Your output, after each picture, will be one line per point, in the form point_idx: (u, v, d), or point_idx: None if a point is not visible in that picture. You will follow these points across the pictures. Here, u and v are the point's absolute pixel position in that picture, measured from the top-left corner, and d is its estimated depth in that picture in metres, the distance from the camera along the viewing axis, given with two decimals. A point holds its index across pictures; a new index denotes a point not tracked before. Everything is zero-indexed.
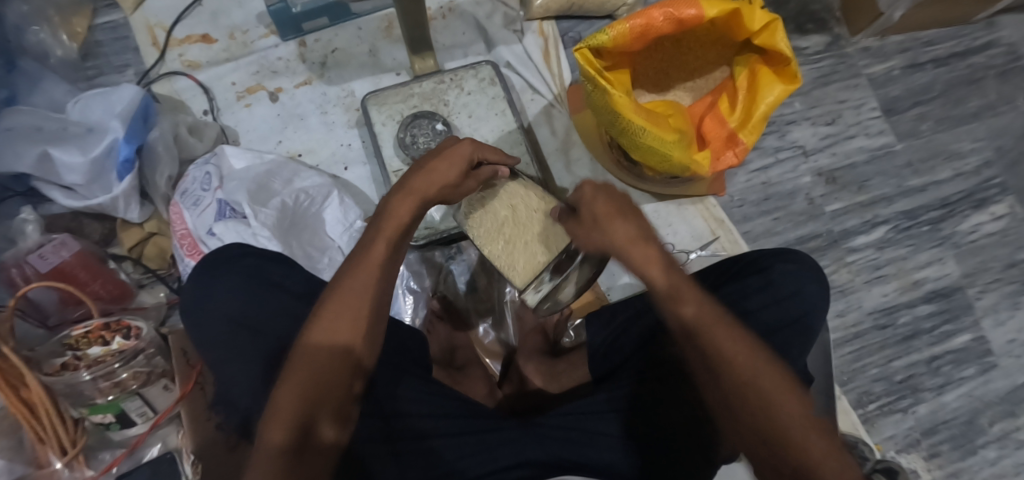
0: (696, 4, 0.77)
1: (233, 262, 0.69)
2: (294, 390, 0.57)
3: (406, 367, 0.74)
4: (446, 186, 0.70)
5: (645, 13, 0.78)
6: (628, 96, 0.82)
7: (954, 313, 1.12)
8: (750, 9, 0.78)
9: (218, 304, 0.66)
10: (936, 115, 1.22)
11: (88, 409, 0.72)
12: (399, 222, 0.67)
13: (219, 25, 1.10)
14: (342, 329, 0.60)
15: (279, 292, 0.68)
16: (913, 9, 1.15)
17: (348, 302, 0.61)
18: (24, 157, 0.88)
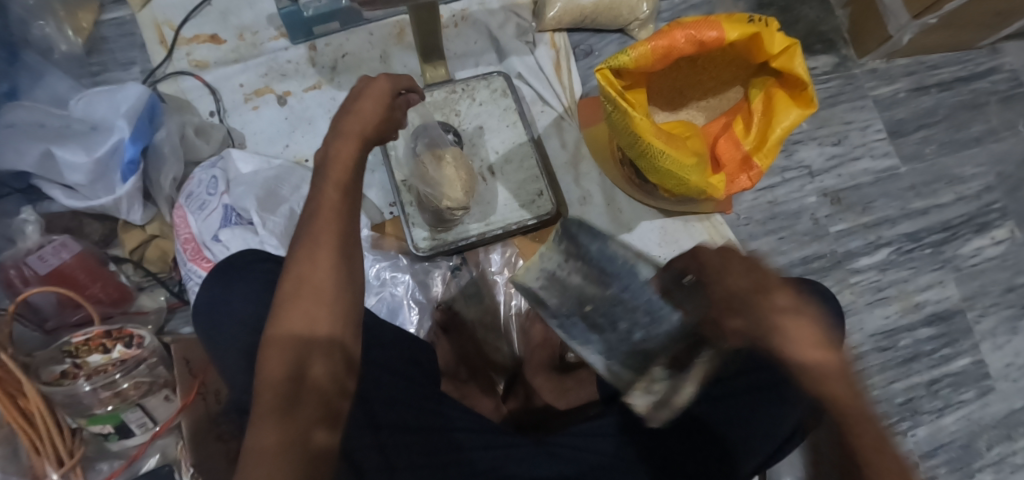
0: (718, 26, 0.79)
1: (246, 266, 0.68)
2: (276, 375, 0.53)
3: (418, 379, 0.72)
4: (376, 118, 0.66)
5: (668, 34, 0.79)
6: (648, 116, 0.83)
7: (954, 336, 1.12)
8: (770, 33, 0.80)
9: (234, 308, 0.65)
10: (940, 139, 1.22)
11: (87, 419, 0.71)
12: (347, 161, 0.62)
13: (228, 24, 1.09)
14: (311, 298, 0.56)
15: None
16: (922, 33, 1.15)
17: (315, 263, 0.57)
18: (26, 154, 0.86)
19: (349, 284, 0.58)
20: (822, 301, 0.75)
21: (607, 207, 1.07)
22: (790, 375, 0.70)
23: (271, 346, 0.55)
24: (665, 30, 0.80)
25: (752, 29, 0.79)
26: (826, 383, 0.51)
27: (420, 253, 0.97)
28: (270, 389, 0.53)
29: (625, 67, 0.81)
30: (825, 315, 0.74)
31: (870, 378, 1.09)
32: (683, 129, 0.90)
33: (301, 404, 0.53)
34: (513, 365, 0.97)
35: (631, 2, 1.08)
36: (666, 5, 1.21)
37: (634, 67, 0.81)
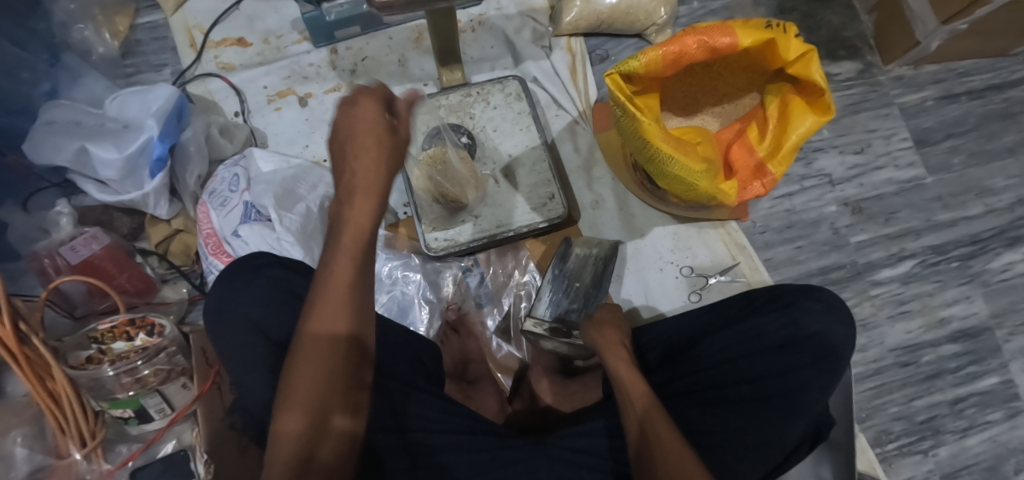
0: (730, 32, 0.78)
1: (260, 270, 0.71)
2: (306, 382, 0.57)
3: (420, 382, 0.73)
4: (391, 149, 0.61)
5: (679, 40, 0.78)
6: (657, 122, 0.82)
7: (981, 354, 1.09)
8: (786, 39, 0.78)
9: (245, 310, 0.68)
10: (969, 149, 1.19)
11: (108, 403, 0.73)
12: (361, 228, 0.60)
13: (255, 29, 1.13)
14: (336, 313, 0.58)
15: (299, 303, 0.69)
16: (951, 39, 1.12)
17: (342, 295, 0.59)
18: (63, 150, 0.91)
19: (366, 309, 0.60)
20: (825, 311, 0.76)
21: (620, 212, 1.07)
22: (793, 386, 0.71)
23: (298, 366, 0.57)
24: (676, 36, 0.79)
25: (766, 36, 0.78)
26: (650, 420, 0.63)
27: (432, 253, 0.96)
28: (296, 399, 0.56)
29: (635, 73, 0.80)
30: (829, 329, 0.74)
31: (891, 394, 1.06)
32: (694, 135, 0.89)
33: (330, 412, 0.57)
34: (520, 367, 0.98)
35: (649, 8, 1.09)
36: (684, 10, 1.21)
37: (644, 72, 0.81)
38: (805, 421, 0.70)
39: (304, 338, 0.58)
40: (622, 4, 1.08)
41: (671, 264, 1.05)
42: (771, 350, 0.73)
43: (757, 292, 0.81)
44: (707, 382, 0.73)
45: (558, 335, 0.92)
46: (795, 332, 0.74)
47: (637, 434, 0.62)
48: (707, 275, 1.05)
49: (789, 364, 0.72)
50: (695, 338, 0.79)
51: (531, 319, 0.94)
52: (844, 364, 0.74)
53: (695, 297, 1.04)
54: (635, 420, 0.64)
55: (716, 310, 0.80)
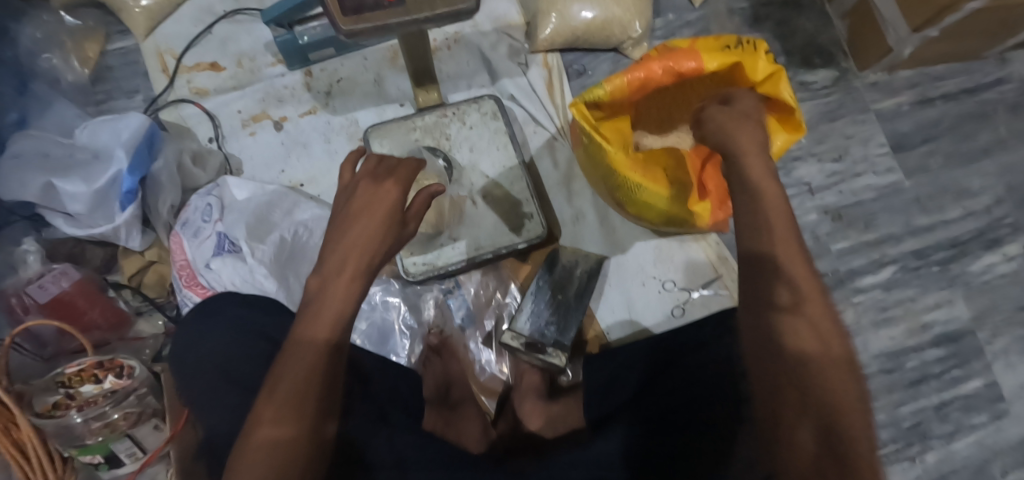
0: (695, 57, 0.81)
1: (218, 310, 0.71)
2: (294, 386, 0.55)
3: (388, 418, 0.72)
4: (387, 227, 0.63)
5: (645, 65, 0.82)
6: (626, 150, 0.86)
7: (964, 357, 1.09)
8: (752, 60, 0.80)
9: (207, 353, 0.67)
10: (946, 152, 1.19)
11: (78, 449, 0.71)
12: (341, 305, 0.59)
13: (228, 52, 1.12)
14: (324, 318, 0.58)
15: (261, 340, 0.68)
16: (923, 45, 1.13)
17: (329, 323, 0.58)
18: (30, 185, 0.89)
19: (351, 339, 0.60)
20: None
21: (601, 226, 1.06)
22: None
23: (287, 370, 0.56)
24: (644, 61, 0.83)
25: (732, 57, 0.80)
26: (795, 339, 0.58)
27: (410, 278, 0.94)
28: (276, 406, 0.54)
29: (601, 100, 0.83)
30: None
31: (876, 400, 1.06)
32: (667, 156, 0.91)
33: (322, 419, 0.56)
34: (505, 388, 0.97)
35: (624, 21, 1.09)
36: (660, 22, 1.21)
37: (611, 99, 0.84)
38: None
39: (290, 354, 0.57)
40: (598, 19, 1.08)
41: (653, 278, 1.05)
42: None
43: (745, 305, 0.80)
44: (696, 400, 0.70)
45: (532, 350, 0.93)
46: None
47: (767, 362, 0.58)
48: (689, 288, 1.05)
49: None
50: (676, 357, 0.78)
51: (509, 331, 0.95)
52: None
53: (678, 311, 1.03)
54: (776, 360, 0.58)
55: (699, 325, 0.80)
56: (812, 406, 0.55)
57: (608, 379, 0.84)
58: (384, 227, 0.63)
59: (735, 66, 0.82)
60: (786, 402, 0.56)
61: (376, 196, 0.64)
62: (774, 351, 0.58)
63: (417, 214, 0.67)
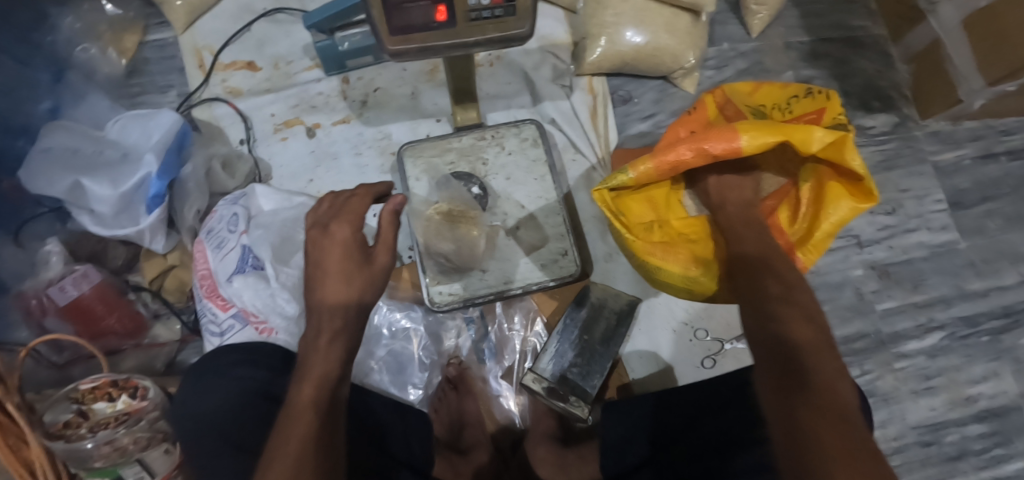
0: (731, 138, 0.69)
1: (224, 371, 0.66)
2: (327, 335, 0.60)
3: (392, 470, 0.69)
4: (356, 275, 0.63)
5: (674, 148, 0.71)
6: (653, 229, 0.79)
7: (1007, 436, 1.02)
8: (807, 133, 0.70)
9: (212, 416, 0.63)
10: (1009, 213, 1.11)
11: (87, 471, 0.69)
12: (326, 363, 0.59)
13: (265, 53, 1.09)
14: (337, 278, 0.63)
15: (264, 402, 0.64)
16: (995, 99, 1.05)
17: (326, 355, 0.59)
18: (58, 183, 0.87)
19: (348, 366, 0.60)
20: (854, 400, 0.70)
21: (635, 266, 1.02)
22: None
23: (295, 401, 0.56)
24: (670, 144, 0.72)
25: (779, 133, 0.70)
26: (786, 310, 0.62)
27: (434, 308, 0.91)
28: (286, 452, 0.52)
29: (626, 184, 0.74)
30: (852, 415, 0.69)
31: (910, 474, 1.00)
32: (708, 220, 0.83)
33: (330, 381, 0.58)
34: (519, 429, 0.95)
35: (677, 51, 1.04)
36: (713, 52, 1.15)
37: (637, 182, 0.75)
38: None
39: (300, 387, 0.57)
40: (649, 46, 1.03)
41: (685, 325, 1.00)
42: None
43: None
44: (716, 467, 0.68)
45: (553, 396, 0.89)
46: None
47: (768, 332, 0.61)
48: (723, 339, 1.00)
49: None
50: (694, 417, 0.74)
51: (531, 373, 0.90)
52: None
53: (709, 362, 0.99)
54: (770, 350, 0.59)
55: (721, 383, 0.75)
56: (803, 359, 0.57)
57: (628, 433, 0.76)
58: (351, 267, 0.63)
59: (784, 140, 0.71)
60: (781, 360, 0.57)
61: (337, 230, 0.65)
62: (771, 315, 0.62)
63: (389, 245, 0.66)
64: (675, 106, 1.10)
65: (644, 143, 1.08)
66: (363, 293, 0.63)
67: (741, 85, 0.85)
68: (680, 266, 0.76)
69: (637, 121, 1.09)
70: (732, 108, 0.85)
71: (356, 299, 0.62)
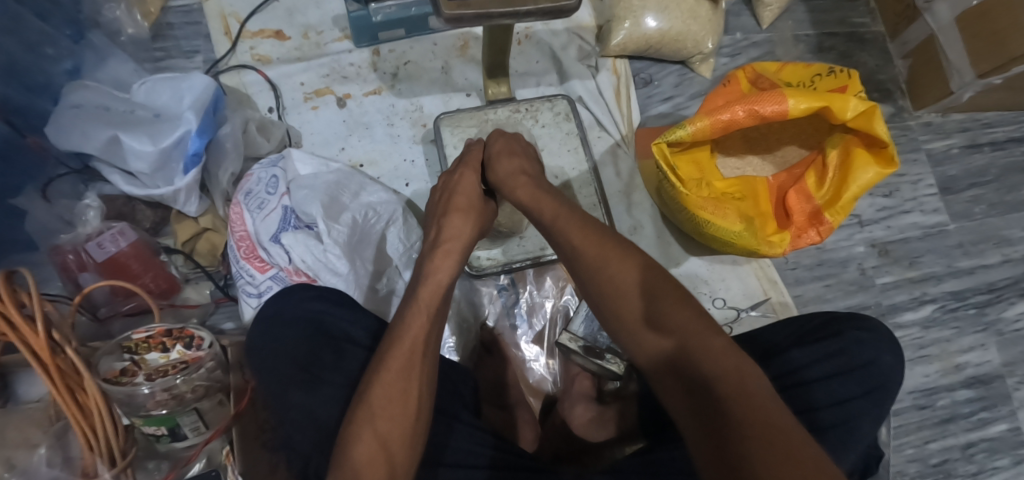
0: (778, 101, 0.78)
1: (300, 305, 0.74)
2: (395, 372, 0.58)
3: (455, 412, 0.73)
4: (476, 212, 0.74)
5: (727, 109, 0.80)
6: (696, 183, 0.84)
7: (992, 401, 1.11)
8: (844, 102, 0.79)
9: (289, 350, 0.70)
10: (990, 199, 1.21)
11: (142, 419, 0.69)
12: (438, 285, 0.66)
13: (294, 22, 1.09)
14: (455, 247, 0.70)
15: (350, 347, 0.72)
16: (982, 92, 1.14)
17: (419, 326, 0.62)
18: (92, 138, 0.85)
19: (436, 339, 0.63)
20: (875, 340, 0.73)
21: (658, 239, 1.06)
22: (848, 417, 0.68)
23: (384, 371, 0.58)
24: (725, 104, 0.80)
25: (820, 100, 0.79)
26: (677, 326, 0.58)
27: (471, 271, 0.96)
28: (382, 411, 0.56)
29: (681, 141, 0.81)
30: (879, 357, 0.71)
31: (907, 436, 1.07)
32: (742, 186, 0.88)
33: (382, 418, 0.56)
34: (552, 392, 0.97)
35: (698, 37, 1.09)
36: (727, 41, 1.21)
37: (690, 140, 0.82)
38: (856, 452, 0.67)
39: (389, 359, 0.59)
40: (671, 31, 1.08)
41: (705, 294, 1.05)
42: (794, 388, 0.69)
43: (803, 320, 0.77)
44: None
45: (590, 354, 0.93)
46: (848, 360, 0.71)
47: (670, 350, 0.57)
48: (739, 308, 1.05)
49: (830, 398, 0.68)
50: None
51: (565, 333, 0.95)
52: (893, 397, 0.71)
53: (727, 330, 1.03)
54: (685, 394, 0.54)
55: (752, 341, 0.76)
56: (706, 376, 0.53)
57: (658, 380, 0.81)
58: (473, 200, 0.75)
59: (822, 107, 0.80)
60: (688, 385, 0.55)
61: (464, 175, 0.77)
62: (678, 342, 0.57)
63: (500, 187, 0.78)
64: (693, 90, 1.16)
65: (665, 123, 1.13)
66: (478, 229, 0.74)
67: (770, 64, 0.92)
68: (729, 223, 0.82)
69: (658, 102, 1.14)
70: (765, 82, 0.92)
71: (470, 228, 0.73)
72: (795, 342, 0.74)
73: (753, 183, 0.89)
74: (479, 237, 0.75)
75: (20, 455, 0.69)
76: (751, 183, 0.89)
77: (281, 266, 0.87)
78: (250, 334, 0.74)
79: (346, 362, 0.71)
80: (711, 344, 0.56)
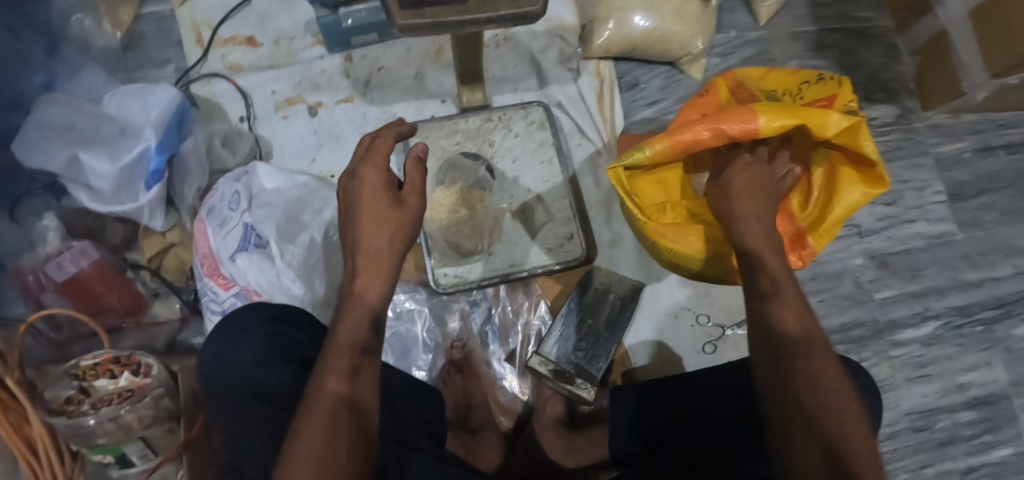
0: (746, 119, 0.74)
1: (255, 325, 0.72)
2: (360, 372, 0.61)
3: (414, 442, 0.72)
4: (394, 223, 0.67)
5: (690, 128, 0.75)
6: (663, 208, 0.81)
7: (996, 423, 1.05)
8: (824, 119, 0.74)
9: (240, 369, 0.69)
10: (1003, 207, 1.13)
11: (90, 449, 0.68)
12: (369, 305, 0.66)
13: (266, 28, 1.06)
14: (371, 262, 0.67)
15: (303, 367, 0.72)
16: (996, 92, 1.06)
17: (341, 355, 0.62)
18: (54, 156, 0.84)
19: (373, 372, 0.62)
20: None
21: (638, 252, 1.02)
22: None
23: (311, 412, 0.58)
24: (690, 123, 0.76)
25: (796, 117, 0.74)
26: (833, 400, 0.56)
27: (439, 289, 0.92)
28: (309, 447, 0.55)
29: (641, 163, 0.76)
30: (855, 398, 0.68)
31: (902, 459, 1.02)
32: None
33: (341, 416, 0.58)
34: (524, 411, 0.95)
35: (685, 37, 1.03)
36: (720, 39, 1.15)
37: (654, 161, 0.78)
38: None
39: (315, 401, 0.58)
40: (656, 31, 1.02)
41: (688, 310, 1.01)
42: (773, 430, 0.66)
43: None
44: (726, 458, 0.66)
45: (560, 379, 0.89)
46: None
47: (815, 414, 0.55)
48: (724, 325, 1.01)
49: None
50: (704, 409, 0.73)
51: (536, 355, 0.90)
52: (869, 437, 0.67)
53: (710, 348, 0.99)
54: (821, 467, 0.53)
55: (717, 378, 0.74)
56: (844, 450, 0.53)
57: (636, 416, 0.77)
58: (383, 209, 0.67)
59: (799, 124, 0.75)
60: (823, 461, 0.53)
61: (366, 175, 0.68)
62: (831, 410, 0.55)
63: (417, 188, 0.69)
64: (681, 93, 1.10)
65: (650, 129, 1.08)
66: (397, 240, 0.68)
67: (753, 70, 0.88)
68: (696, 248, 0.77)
69: (643, 106, 1.09)
70: (744, 92, 0.88)
71: (388, 247, 0.67)
72: (765, 385, 0.71)
73: None
74: (408, 240, 0.69)
75: None
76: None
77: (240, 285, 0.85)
78: (208, 339, 0.73)
79: (297, 384, 0.69)
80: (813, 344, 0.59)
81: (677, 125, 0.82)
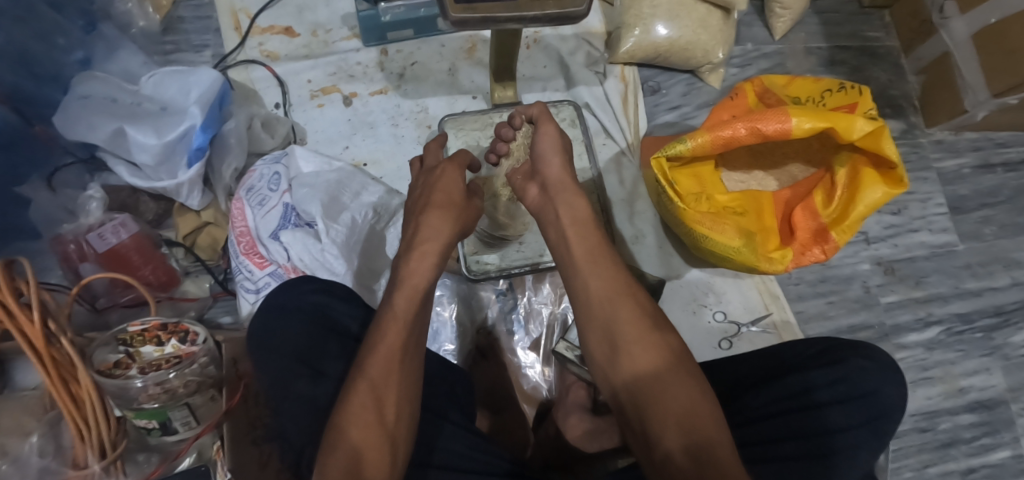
0: (779, 119, 0.79)
1: (307, 295, 0.72)
2: (382, 361, 0.61)
3: (446, 412, 0.71)
4: (457, 208, 0.72)
5: (730, 125, 0.81)
6: (692, 197, 0.85)
7: (996, 426, 1.09)
8: (852, 122, 0.78)
9: (289, 337, 0.68)
10: (1001, 221, 1.19)
11: (134, 412, 0.69)
12: (415, 289, 0.66)
13: (304, 19, 1.09)
14: (427, 249, 0.69)
15: (341, 337, 0.71)
16: (998, 112, 1.12)
17: (396, 332, 0.63)
18: (99, 129, 0.86)
19: (417, 340, 0.65)
20: (879, 370, 0.70)
21: (659, 249, 1.07)
22: (842, 447, 0.64)
23: (366, 375, 0.60)
24: (728, 121, 0.81)
25: (825, 120, 0.79)
26: (691, 397, 0.57)
27: (469, 275, 0.98)
28: (364, 408, 0.58)
29: (680, 155, 0.82)
30: (882, 388, 0.68)
31: (906, 459, 1.05)
32: (744, 202, 0.89)
33: (370, 417, 0.58)
34: (546, 399, 0.96)
35: (707, 47, 1.08)
36: (737, 51, 1.21)
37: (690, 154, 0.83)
38: None
39: (369, 365, 0.60)
40: (681, 40, 1.07)
41: (706, 307, 1.04)
42: (806, 410, 0.67)
43: (804, 345, 0.75)
44: (748, 438, 0.67)
45: (586, 363, 0.91)
46: (848, 388, 0.68)
47: (680, 415, 0.56)
48: (739, 323, 1.04)
49: (830, 424, 0.66)
50: (737, 392, 0.73)
51: (562, 341, 0.94)
52: (892, 430, 0.68)
53: (726, 344, 1.02)
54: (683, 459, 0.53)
55: (744, 368, 0.75)
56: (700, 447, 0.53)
57: None
58: (455, 200, 0.73)
59: (827, 128, 0.80)
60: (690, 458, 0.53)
61: (447, 171, 0.75)
62: (689, 410, 0.56)
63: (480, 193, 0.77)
64: (701, 100, 1.15)
65: (671, 132, 1.13)
66: (458, 226, 0.72)
67: (778, 78, 0.93)
68: (726, 237, 0.83)
69: (665, 110, 1.14)
70: (772, 97, 0.92)
71: (449, 225, 0.71)
72: (792, 369, 0.72)
73: (758, 196, 0.90)
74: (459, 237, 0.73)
75: (13, 443, 0.70)
76: (757, 198, 0.89)
77: (279, 263, 0.87)
78: (256, 316, 0.73)
79: (348, 354, 0.70)
80: (682, 370, 0.60)
81: (708, 124, 0.88)
